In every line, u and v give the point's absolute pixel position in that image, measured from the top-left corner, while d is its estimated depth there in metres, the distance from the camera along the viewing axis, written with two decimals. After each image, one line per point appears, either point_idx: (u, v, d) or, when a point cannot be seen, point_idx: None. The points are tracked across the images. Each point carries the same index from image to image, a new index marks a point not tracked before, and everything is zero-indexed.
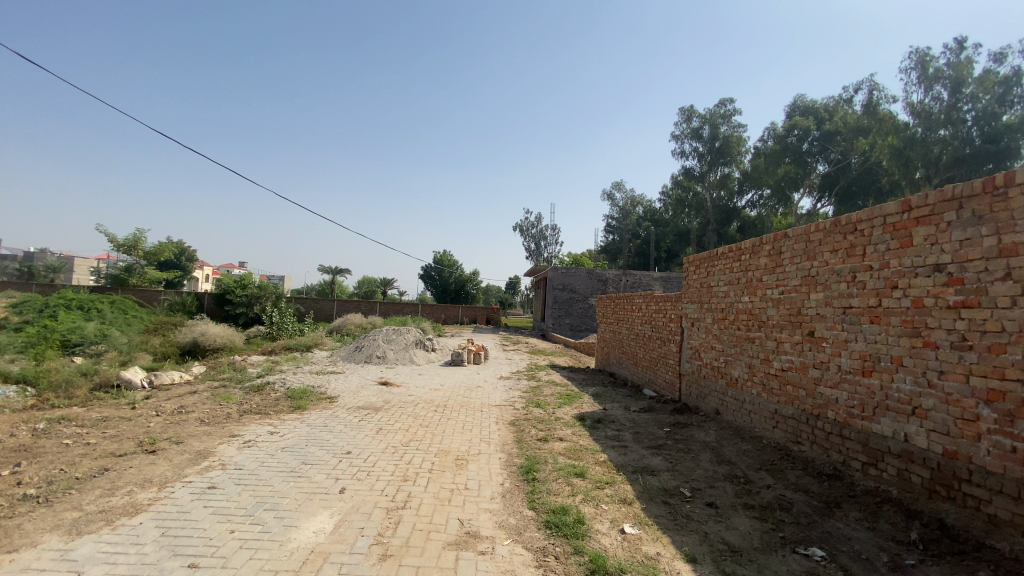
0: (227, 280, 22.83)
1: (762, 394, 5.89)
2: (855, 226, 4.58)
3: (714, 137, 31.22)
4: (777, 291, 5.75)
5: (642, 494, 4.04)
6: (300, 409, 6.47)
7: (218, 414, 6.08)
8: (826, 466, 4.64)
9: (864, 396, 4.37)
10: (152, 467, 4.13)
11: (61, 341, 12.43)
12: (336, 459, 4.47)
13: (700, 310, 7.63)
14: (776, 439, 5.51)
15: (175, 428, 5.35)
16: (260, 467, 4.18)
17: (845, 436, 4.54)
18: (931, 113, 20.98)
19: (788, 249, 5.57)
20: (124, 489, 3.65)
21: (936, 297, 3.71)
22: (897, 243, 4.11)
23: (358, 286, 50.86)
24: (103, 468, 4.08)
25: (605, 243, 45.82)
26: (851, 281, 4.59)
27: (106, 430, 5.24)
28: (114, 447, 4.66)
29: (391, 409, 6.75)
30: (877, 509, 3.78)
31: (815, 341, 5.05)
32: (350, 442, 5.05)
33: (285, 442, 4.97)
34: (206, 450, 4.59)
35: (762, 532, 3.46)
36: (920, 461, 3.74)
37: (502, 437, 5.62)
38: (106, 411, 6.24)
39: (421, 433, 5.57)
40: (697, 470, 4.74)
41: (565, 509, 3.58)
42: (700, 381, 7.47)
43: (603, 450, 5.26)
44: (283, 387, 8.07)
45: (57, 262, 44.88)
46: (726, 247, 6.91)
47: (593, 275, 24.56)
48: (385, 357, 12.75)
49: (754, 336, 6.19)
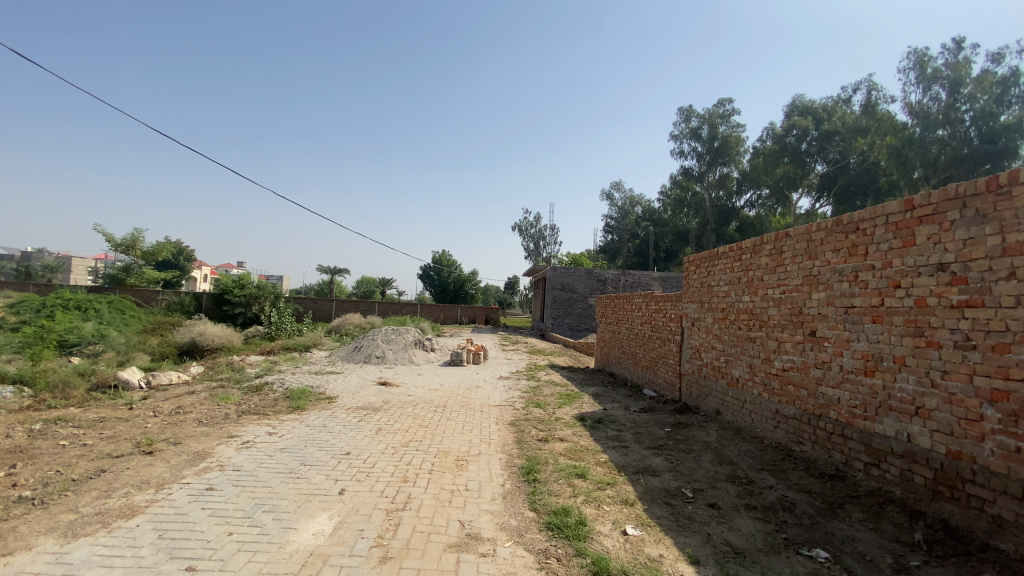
0: (226, 280, 22.78)
1: (763, 394, 5.87)
2: (857, 226, 4.56)
3: (712, 137, 31.29)
4: (778, 291, 5.73)
5: (644, 495, 4.02)
6: (299, 409, 6.44)
7: (217, 414, 6.05)
8: (828, 466, 4.62)
9: (866, 396, 4.35)
10: (149, 468, 4.09)
11: (58, 341, 12.39)
12: (335, 459, 4.44)
13: (701, 310, 7.61)
14: (777, 439, 5.48)
15: (173, 429, 5.31)
16: (259, 468, 4.15)
17: (847, 436, 4.52)
18: (929, 113, 21.07)
19: (789, 249, 5.55)
20: (121, 491, 3.62)
21: (939, 297, 3.69)
22: (899, 242, 4.09)
23: (357, 287, 50.85)
24: (100, 469, 4.04)
25: (604, 243, 45.82)
26: (853, 280, 4.57)
27: (104, 431, 5.21)
28: (110, 448, 4.62)
29: (391, 410, 6.72)
30: (880, 510, 3.75)
31: (817, 341, 5.03)
32: (350, 442, 5.02)
33: (284, 442, 4.94)
34: (204, 451, 4.56)
35: (765, 534, 3.43)
36: (923, 461, 3.72)
37: (503, 438, 5.59)
38: (103, 412, 6.19)
39: (422, 433, 5.55)
40: (698, 471, 4.72)
41: (567, 510, 3.55)
42: (700, 381, 7.45)
43: (604, 451, 5.23)
44: (282, 387, 8.04)
45: (55, 262, 44.75)
46: (726, 246, 6.89)
47: (592, 275, 24.56)
48: (384, 357, 12.71)
49: (755, 335, 6.17)
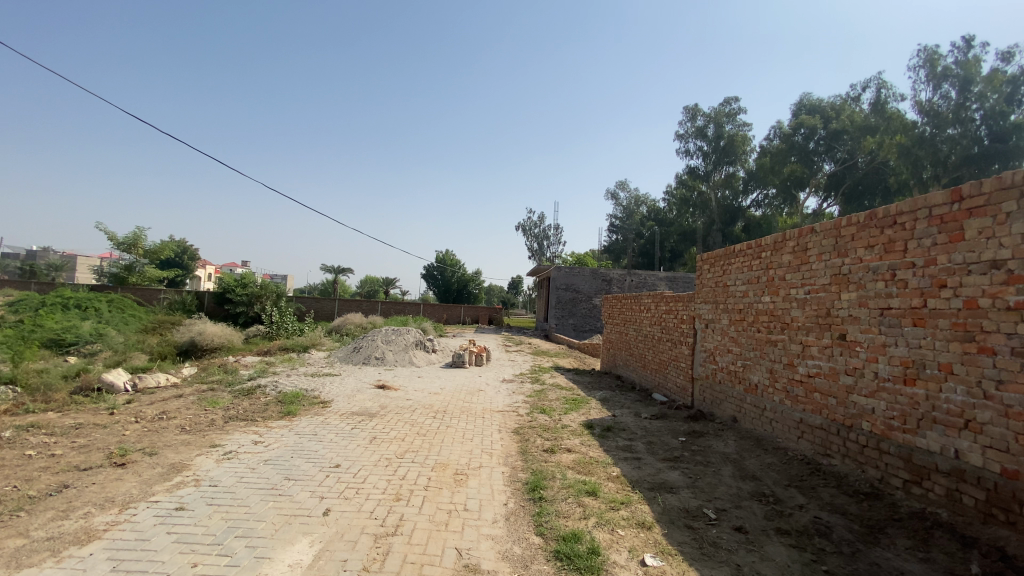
0: (228, 279, 22.45)
1: (786, 401, 5.46)
2: (895, 219, 4.15)
3: (719, 136, 31.10)
4: (802, 291, 5.32)
5: (662, 517, 3.62)
6: (289, 415, 6.09)
7: (202, 421, 5.71)
8: (861, 483, 4.22)
9: (906, 406, 3.94)
10: (117, 483, 3.75)
11: (55, 341, 12.14)
12: (322, 473, 4.07)
13: (715, 310, 7.21)
14: (803, 450, 5.09)
15: (152, 437, 4.96)
16: (238, 483, 3.79)
17: (883, 449, 4.13)
18: (939, 111, 20.51)
19: (815, 245, 5.14)
20: (80, 511, 3.27)
21: (993, 297, 3.30)
22: (945, 237, 3.69)
23: (361, 287, 50.34)
24: (63, 485, 3.70)
25: (610, 243, 45.51)
26: (891, 279, 4.15)
27: (76, 440, 4.86)
28: (80, 459, 4.27)
29: (388, 416, 6.32)
30: (928, 536, 3.34)
31: (846, 345, 4.64)
32: (340, 453, 4.66)
33: (268, 453, 4.58)
34: (180, 463, 4.19)
35: (802, 565, 3.03)
36: (973, 481, 3.35)
37: (505, 448, 5.20)
38: (81, 418, 5.83)
39: (419, 442, 5.17)
40: (719, 487, 4.32)
41: (577, 536, 3.16)
42: (714, 386, 7.08)
43: (615, 464, 4.83)
44: (274, 390, 7.66)
45: (59, 262, 44.66)
46: (744, 243, 6.49)
47: (597, 275, 24.13)
48: (383, 359, 12.35)
49: (776, 339, 5.77)
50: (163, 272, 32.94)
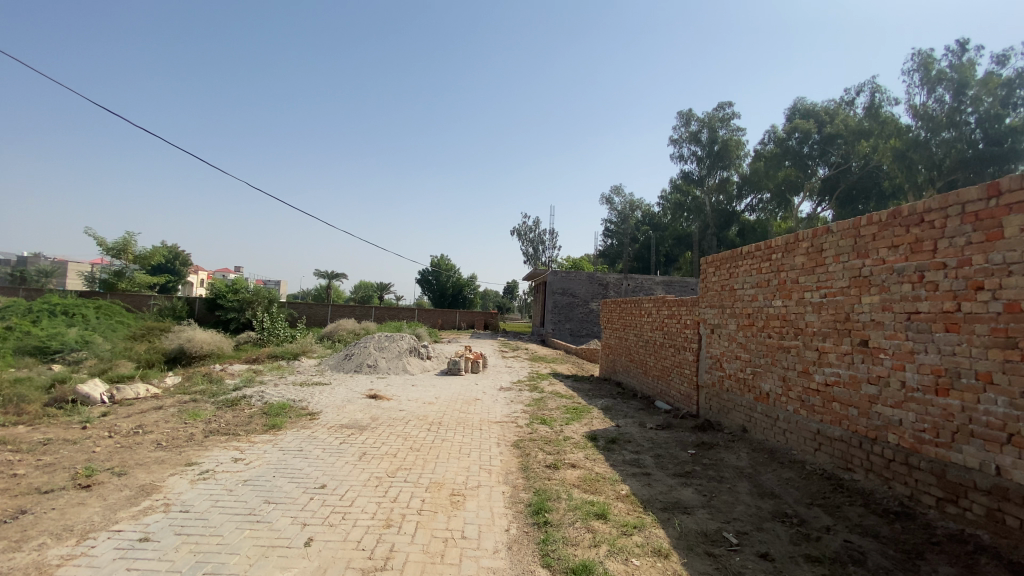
0: (220, 285, 21.99)
1: (801, 411, 5.17)
2: (922, 217, 3.88)
3: (713, 141, 30.59)
4: (818, 295, 5.03)
5: (680, 542, 3.31)
6: (274, 429, 5.71)
7: (180, 435, 5.34)
8: (889, 501, 3.92)
9: (937, 418, 3.65)
10: (78, 509, 3.38)
11: (39, 348, 11.71)
12: (306, 496, 3.71)
13: (722, 315, 6.91)
14: (822, 464, 4.78)
15: (124, 455, 4.58)
16: (213, 508, 3.44)
17: (912, 465, 3.82)
18: (933, 115, 20.41)
19: (831, 246, 4.87)
20: (33, 542, 2.91)
21: None
22: (981, 235, 3.41)
23: (354, 291, 49.91)
24: (18, 511, 3.33)
25: (605, 247, 45.36)
26: (919, 282, 3.87)
27: (41, 458, 4.48)
28: (41, 481, 3.90)
29: (379, 429, 5.94)
30: (972, 563, 3.02)
31: (869, 352, 4.35)
32: (325, 471, 4.29)
33: (248, 472, 4.21)
34: (150, 485, 3.82)
35: None
36: (1016, 500, 3.06)
37: (505, 464, 4.84)
38: (51, 433, 5.44)
39: (412, 459, 4.81)
40: (737, 507, 4.00)
41: (588, 569, 2.83)
42: (722, 395, 6.78)
43: (623, 480, 4.51)
44: (259, 401, 7.27)
45: (49, 267, 44.44)
46: (752, 244, 6.22)
47: (593, 279, 23.75)
48: (376, 367, 11.96)
49: (789, 345, 5.48)
50: (153, 278, 32.31)
